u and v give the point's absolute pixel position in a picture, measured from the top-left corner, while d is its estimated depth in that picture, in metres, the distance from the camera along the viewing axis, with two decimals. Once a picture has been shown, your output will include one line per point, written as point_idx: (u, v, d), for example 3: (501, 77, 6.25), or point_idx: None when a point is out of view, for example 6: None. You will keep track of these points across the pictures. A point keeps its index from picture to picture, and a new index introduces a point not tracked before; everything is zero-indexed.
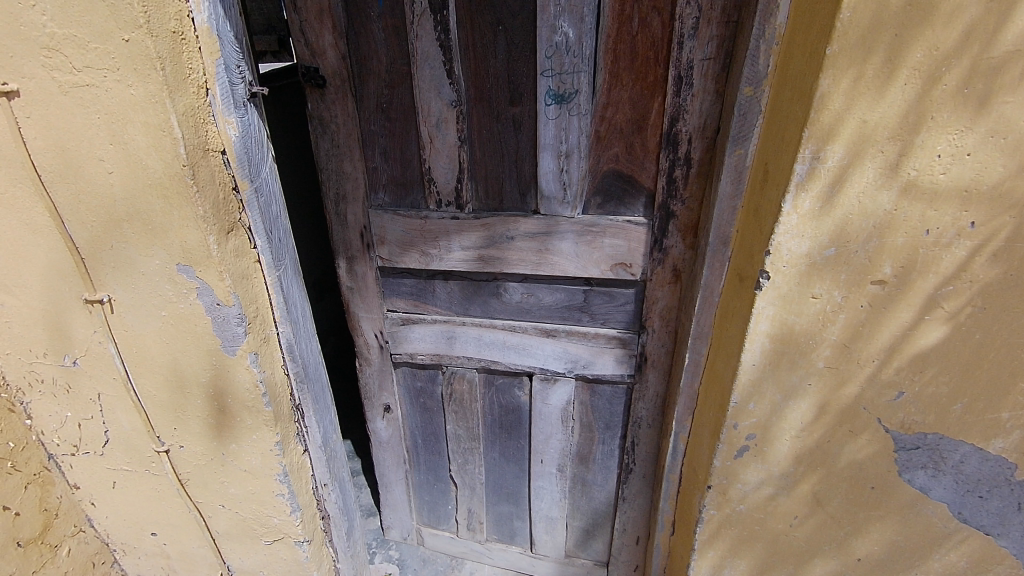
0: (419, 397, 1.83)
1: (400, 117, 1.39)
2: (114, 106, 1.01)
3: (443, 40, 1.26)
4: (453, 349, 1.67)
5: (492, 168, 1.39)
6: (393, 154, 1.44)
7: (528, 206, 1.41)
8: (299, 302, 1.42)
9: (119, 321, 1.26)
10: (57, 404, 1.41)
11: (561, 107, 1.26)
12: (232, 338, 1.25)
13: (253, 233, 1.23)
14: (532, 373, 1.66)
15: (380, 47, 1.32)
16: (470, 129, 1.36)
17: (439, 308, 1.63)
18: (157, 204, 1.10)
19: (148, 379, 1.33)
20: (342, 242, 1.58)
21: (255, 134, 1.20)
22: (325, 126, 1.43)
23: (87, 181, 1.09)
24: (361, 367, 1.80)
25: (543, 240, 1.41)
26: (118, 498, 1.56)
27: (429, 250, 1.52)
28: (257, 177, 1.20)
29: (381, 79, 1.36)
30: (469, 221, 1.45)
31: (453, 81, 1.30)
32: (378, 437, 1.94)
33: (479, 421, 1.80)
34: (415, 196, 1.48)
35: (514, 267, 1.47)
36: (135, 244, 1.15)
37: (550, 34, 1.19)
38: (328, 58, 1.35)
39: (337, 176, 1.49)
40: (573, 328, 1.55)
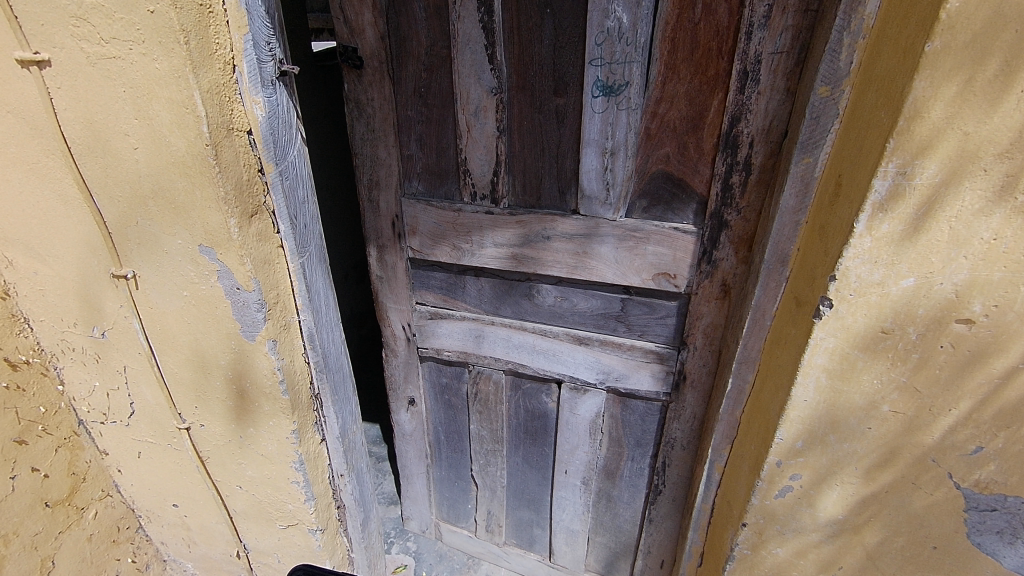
0: (443, 393, 1.77)
1: (438, 104, 1.31)
2: (139, 80, 0.98)
3: (486, 21, 1.17)
4: (480, 349, 1.60)
5: (531, 162, 1.30)
6: (429, 142, 1.37)
7: (567, 205, 1.31)
8: (324, 290, 1.35)
9: (144, 297, 1.25)
10: (86, 373, 1.43)
11: (609, 100, 1.15)
12: (252, 324, 1.22)
13: (277, 218, 1.19)
14: (561, 380, 1.57)
15: (420, 28, 1.25)
16: (510, 121, 1.26)
17: (469, 305, 1.56)
18: (179, 183, 1.07)
19: (170, 357, 1.33)
20: (373, 230, 1.53)
21: (286, 116, 1.14)
22: (361, 108, 1.38)
23: (114, 155, 1.07)
24: (387, 357, 1.76)
25: (581, 242, 1.32)
26: (143, 467, 1.59)
27: (462, 245, 1.45)
28: (283, 160, 1.15)
29: (420, 62, 1.28)
30: (504, 217, 1.36)
31: (494, 67, 1.21)
32: (401, 429, 1.91)
33: (504, 424, 1.73)
34: (450, 187, 1.41)
35: (550, 268, 1.39)
36: (159, 222, 1.13)
37: (601, 19, 1.07)
38: (367, 37, 1.29)
39: (371, 161, 1.44)
40: (608, 337, 1.45)
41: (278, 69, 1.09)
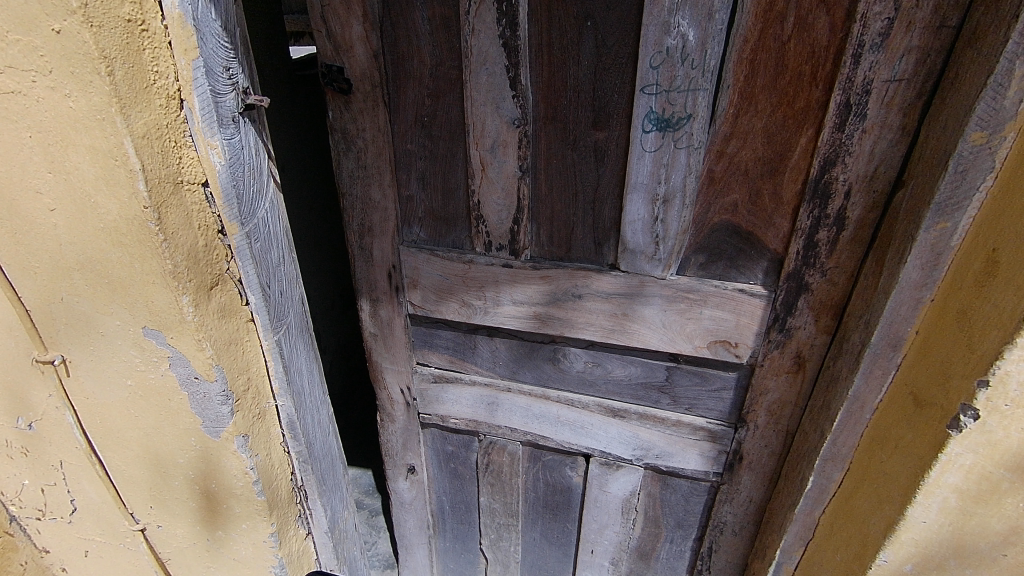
0: (449, 462, 1.53)
1: (445, 137, 1.07)
2: (49, 122, 0.72)
3: (508, 37, 0.93)
4: (494, 417, 1.37)
5: (560, 208, 1.06)
6: (433, 182, 1.12)
7: (604, 258, 1.08)
8: (307, 366, 1.10)
9: (78, 385, 0.99)
10: (14, 467, 1.16)
11: (665, 136, 0.91)
12: (215, 419, 0.97)
13: (245, 287, 0.93)
14: (589, 454, 1.34)
15: (423, 44, 1.00)
16: (536, 159, 1.03)
17: (480, 368, 1.32)
18: (112, 253, 0.82)
19: (115, 452, 1.07)
20: (365, 282, 1.28)
21: (255, 160, 0.89)
22: (349, 141, 1.13)
23: (23, 218, 0.81)
24: (382, 422, 1.51)
25: (621, 303, 1.09)
26: (92, 566, 1.32)
27: (473, 302, 1.21)
28: (252, 217, 0.90)
29: (423, 86, 1.04)
30: (526, 272, 1.12)
31: (517, 93, 0.97)
32: (399, 497, 1.66)
33: (519, 497, 1.50)
34: (458, 234, 1.17)
35: (581, 331, 1.15)
36: (90, 299, 0.88)
37: (661, 36, 0.84)
38: (356, 55, 1.04)
39: (362, 203, 1.19)
40: (648, 410, 1.22)
41: (242, 102, 0.84)
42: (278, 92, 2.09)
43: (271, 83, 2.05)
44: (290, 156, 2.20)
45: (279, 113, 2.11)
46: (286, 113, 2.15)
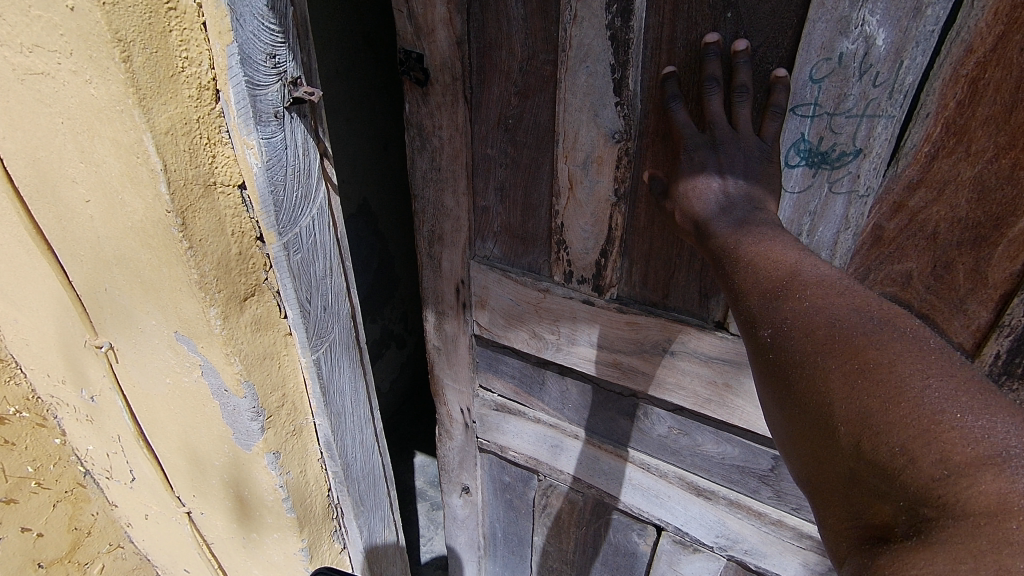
0: (504, 492, 1.39)
1: (529, 144, 0.91)
2: (76, 109, 0.64)
3: (618, 28, 0.75)
4: (557, 461, 1.20)
5: (660, 244, 0.86)
6: (513, 194, 0.97)
7: (709, 314, 0.86)
8: (349, 385, 0.99)
9: (126, 373, 0.96)
10: (84, 430, 1.19)
11: (818, 174, 0.71)
12: (245, 433, 0.90)
13: (283, 299, 0.84)
14: (661, 526, 1.14)
15: (515, 32, 0.85)
16: (636, 182, 0.84)
17: (547, 406, 1.15)
18: (141, 254, 0.74)
19: (161, 440, 1.05)
20: (432, 291, 1.16)
21: (304, 162, 0.77)
22: (425, 138, 1.01)
23: (65, 205, 0.76)
24: (439, 438, 1.41)
25: (723, 370, 0.87)
26: (152, 529, 1.35)
27: (546, 335, 1.04)
28: (295, 227, 0.78)
29: (511, 82, 0.89)
30: (610, 312, 0.94)
31: (622, 100, 0.79)
32: (452, 512, 1.55)
33: (576, 547, 1.33)
34: (536, 256, 1.00)
35: (668, 394, 0.95)
36: (128, 295, 0.82)
37: (834, 37, 0.64)
38: (438, 41, 0.91)
39: (435, 208, 1.07)
40: (741, 499, 0.99)
41: (289, 95, 0.72)
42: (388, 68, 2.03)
43: (382, 58, 1.98)
44: (394, 134, 2.14)
45: (387, 90, 2.05)
46: (394, 90, 2.09)
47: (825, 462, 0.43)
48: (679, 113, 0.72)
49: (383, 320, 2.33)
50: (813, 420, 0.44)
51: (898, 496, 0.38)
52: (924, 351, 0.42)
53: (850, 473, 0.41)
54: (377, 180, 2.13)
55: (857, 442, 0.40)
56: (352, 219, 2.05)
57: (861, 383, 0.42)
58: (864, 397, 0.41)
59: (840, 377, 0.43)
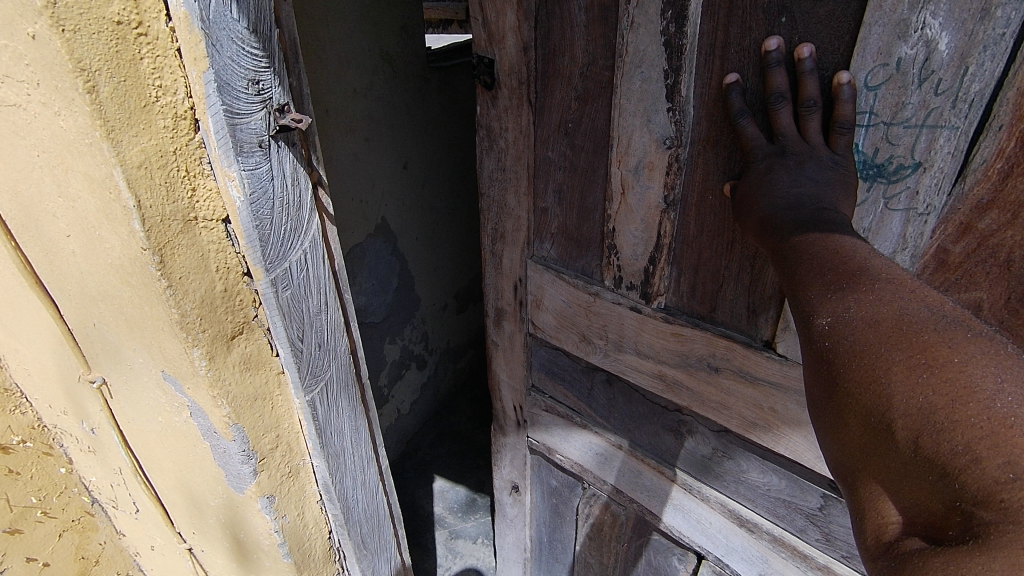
0: (551, 497, 1.36)
1: (590, 151, 0.89)
2: (48, 142, 0.61)
3: (673, 34, 0.72)
4: (602, 470, 1.17)
5: (709, 255, 0.82)
6: (569, 197, 0.96)
7: (757, 332, 0.81)
8: (348, 424, 0.93)
9: (120, 408, 0.92)
10: (88, 460, 1.16)
11: (872, 188, 0.65)
12: (237, 476, 0.84)
13: (274, 337, 0.79)
14: (701, 554, 1.08)
15: (577, 39, 0.84)
16: (686, 191, 0.81)
17: (596, 413, 1.12)
18: (123, 292, 0.70)
19: (159, 476, 1.01)
20: (494, 288, 1.18)
21: (294, 193, 0.72)
22: (492, 140, 1.03)
23: (49, 240, 0.73)
24: (496, 432, 1.39)
25: (771, 394, 0.82)
26: (159, 560, 1.32)
27: (594, 340, 1.02)
28: (286, 262, 0.73)
29: (570, 88, 0.88)
30: (655, 322, 0.91)
31: (674, 106, 0.76)
32: (503, 512, 1.54)
33: (617, 564, 1.27)
34: (589, 260, 0.98)
35: (714, 412, 0.91)
36: (115, 332, 0.78)
37: (891, 40, 0.58)
38: (507, 47, 0.93)
39: (499, 208, 1.08)
40: (786, 536, 0.92)
41: (274, 123, 0.67)
42: (408, 86, 2.02)
43: (400, 77, 1.98)
44: (414, 152, 2.13)
45: (407, 108, 2.04)
46: (414, 108, 2.08)
47: (881, 457, 0.37)
48: (749, 128, 0.67)
49: (402, 341, 2.34)
50: (863, 411, 0.38)
51: (955, 499, 0.33)
52: (1005, 352, 0.36)
53: (901, 470, 0.35)
54: (397, 199, 2.10)
55: (916, 441, 0.35)
56: (372, 238, 2.02)
57: (926, 378, 0.36)
58: (928, 393, 0.35)
59: (903, 370, 0.37)
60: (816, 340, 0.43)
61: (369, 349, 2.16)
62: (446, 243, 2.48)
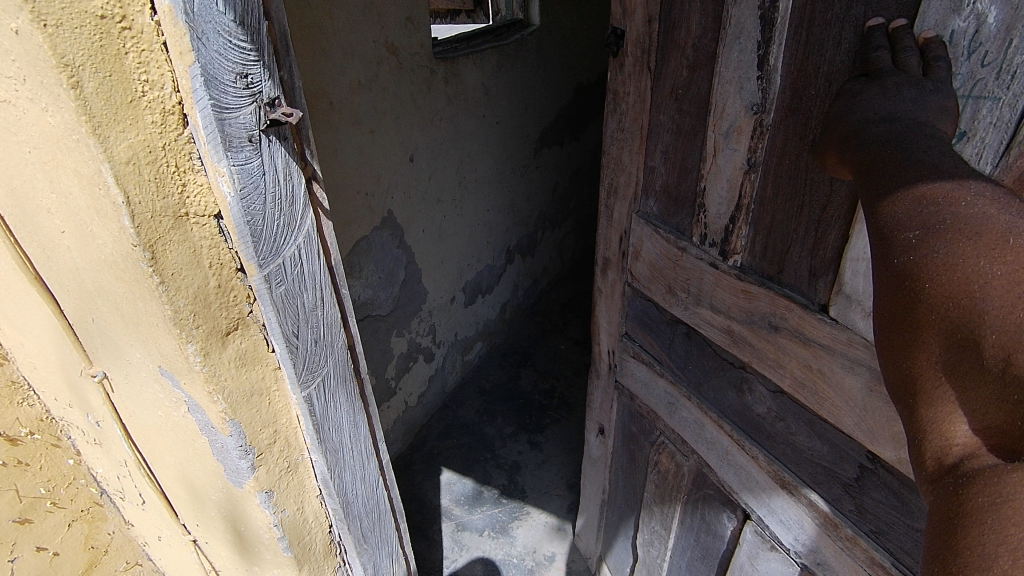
0: (629, 443, 1.42)
1: (694, 115, 0.92)
2: (38, 138, 0.60)
3: (768, 7, 0.75)
4: (671, 420, 1.19)
5: (782, 217, 0.82)
6: (675, 157, 0.98)
7: (816, 296, 0.80)
8: (346, 419, 0.94)
9: (122, 402, 0.93)
10: (95, 452, 1.17)
11: None
12: (236, 470, 0.84)
13: (270, 333, 0.78)
14: (747, 512, 1.07)
15: (692, 11, 0.88)
16: (768, 155, 0.81)
17: (674, 365, 1.14)
18: (118, 288, 0.70)
19: (162, 469, 1.01)
20: (604, 239, 1.25)
21: (287, 188, 0.72)
22: (617, 102, 1.09)
23: (45, 235, 0.73)
24: (592, 376, 1.50)
25: (820, 354, 0.80)
26: (167, 550, 1.33)
27: (678, 293, 1.04)
28: (279, 257, 0.73)
29: (684, 57, 0.91)
30: (728, 279, 0.91)
31: (763, 74, 0.78)
32: (591, 453, 1.67)
33: (676, 515, 1.29)
34: (683, 217, 1.00)
35: (773, 372, 0.89)
36: (113, 327, 0.78)
37: (945, 11, 0.58)
38: (637, 20, 0.99)
39: (615, 164, 1.14)
40: (821, 503, 0.90)
41: (265, 117, 0.66)
42: (414, 78, 2.01)
43: (406, 69, 1.97)
44: (421, 145, 2.12)
45: (414, 101, 2.03)
46: (421, 101, 2.07)
47: (961, 368, 0.37)
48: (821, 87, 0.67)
49: (410, 334, 2.35)
50: (951, 331, 0.38)
51: None
52: None
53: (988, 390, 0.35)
54: (404, 192, 2.10)
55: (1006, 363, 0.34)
56: (379, 231, 2.02)
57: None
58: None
59: (1002, 288, 0.36)
60: (891, 260, 0.43)
61: (376, 342, 2.16)
62: (454, 236, 2.48)
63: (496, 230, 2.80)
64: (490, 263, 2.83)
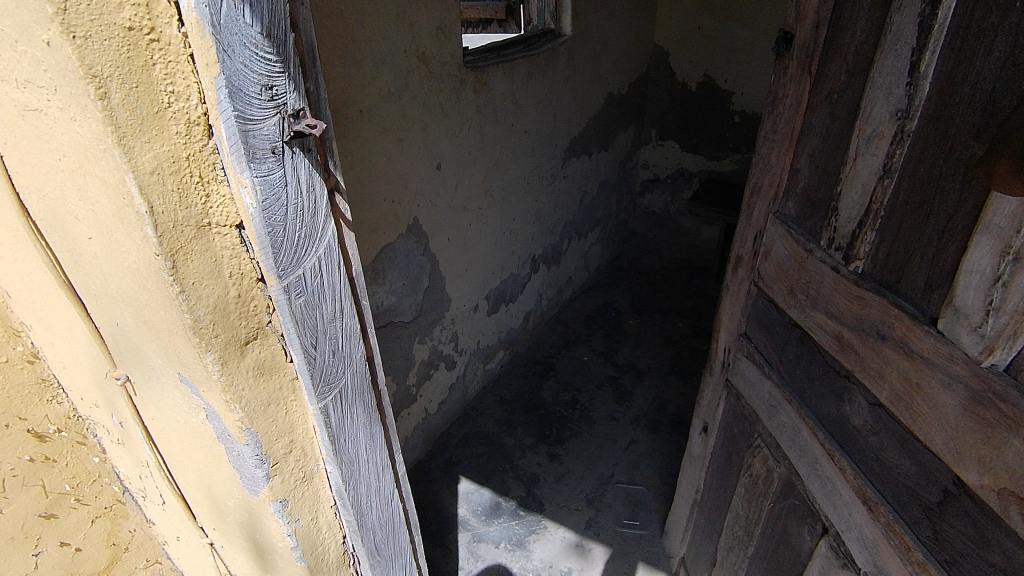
0: (729, 446, 1.48)
1: (845, 119, 0.95)
2: (67, 146, 0.61)
3: (928, 15, 0.77)
4: (771, 423, 1.24)
5: (907, 226, 0.84)
6: (819, 160, 1.02)
7: (928, 308, 0.81)
8: (362, 431, 0.93)
9: (143, 405, 0.94)
10: (118, 452, 1.19)
11: None
12: (251, 479, 0.84)
13: (288, 344, 0.78)
14: (827, 526, 1.09)
15: (859, 19, 0.91)
16: (905, 163, 0.83)
17: (782, 368, 1.19)
18: (140, 295, 0.71)
19: (181, 472, 1.02)
20: (740, 237, 1.33)
21: (309, 199, 0.71)
22: (776, 103, 1.15)
23: (73, 241, 0.74)
24: (706, 370, 1.58)
25: (922, 366, 0.81)
26: (185, 550, 1.34)
27: (798, 295, 1.09)
28: (301, 267, 0.73)
29: (845, 62, 0.95)
30: (846, 284, 0.95)
31: (913, 80, 0.80)
32: (692, 451, 1.74)
33: (760, 522, 1.35)
34: (816, 222, 1.05)
35: (874, 381, 0.91)
36: (135, 333, 0.79)
37: None
38: (806, 25, 1.04)
39: (763, 164, 1.21)
40: (897, 524, 0.90)
41: (289, 128, 0.66)
42: (443, 88, 2.01)
43: (436, 78, 1.97)
44: (449, 153, 2.12)
45: (443, 110, 2.04)
46: (450, 110, 2.08)
47: None
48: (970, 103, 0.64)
49: (432, 341, 2.34)
50: None
51: None
52: None
53: None
54: (430, 200, 2.10)
55: None
56: (403, 239, 2.02)
57: None
58: None
59: None
60: None
61: (399, 349, 2.17)
62: (480, 244, 2.48)
63: (522, 240, 2.79)
64: (515, 272, 2.81)
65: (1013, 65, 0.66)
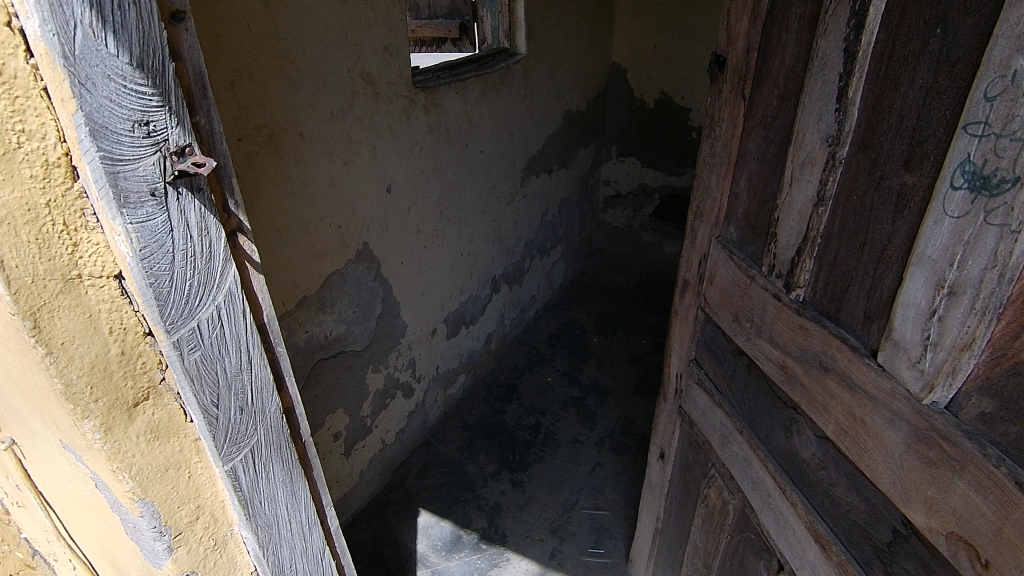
0: (686, 474, 1.44)
1: (779, 144, 0.93)
2: None
3: (853, 40, 0.75)
4: (724, 453, 1.20)
5: (845, 255, 0.81)
6: (757, 184, 1.00)
7: (869, 339, 0.78)
8: (282, 487, 0.85)
9: (34, 470, 0.84)
10: (20, 515, 1.07)
11: (976, 201, 0.61)
12: (151, 552, 0.75)
13: (186, 402, 0.70)
14: (782, 562, 1.05)
15: (788, 42, 0.89)
16: (839, 190, 0.80)
17: (732, 397, 1.16)
18: (7, 357, 0.62)
19: (84, 540, 0.92)
20: (687, 261, 1.30)
21: (202, 244, 0.64)
22: (713, 126, 1.13)
23: None
24: (660, 397, 1.53)
25: (866, 401, 0.78)
26: None
27: (743, 322, 1.05)
28: (195, 318, 0.66)
29: (777, 85, 0.93)
30: (788, 312, 0.92)
31: (841, 106, 0.77)
32: (650, 479, 1.69)
33: (719, 554, 1.31)
34: (758, 247, 1.02)
35: (820, 416, 0.88)
36: (11, 395, 0.70)
37: (1012, 52, 0.56)
38: (737, 48, 1.02)
39: (704, 187, 1.18)
40: (850, 565, 0.87)
41: (171, 167, 0.59)
42: (392, 109, 1.96)
43: (383, 99, 1.91)
44: (399, 175, 2.06)
45: (392, 131, 1.98)
46: (400, 131, 2.02)
47: None
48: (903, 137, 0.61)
49: (388, 369, 2.26)
50: None
51: None
52: None
53: None
54: (381, 224, 2.03)
55: None
56: (353, 265, 1.94)
57: None
58: None
59: None
60: None
61: (351, 379, 2.08)
62: (436, 267, 2.41)
63: (481, 260, 2.73)
64: (474, 294, 2.75)
65: (936, 92, 0.65)
